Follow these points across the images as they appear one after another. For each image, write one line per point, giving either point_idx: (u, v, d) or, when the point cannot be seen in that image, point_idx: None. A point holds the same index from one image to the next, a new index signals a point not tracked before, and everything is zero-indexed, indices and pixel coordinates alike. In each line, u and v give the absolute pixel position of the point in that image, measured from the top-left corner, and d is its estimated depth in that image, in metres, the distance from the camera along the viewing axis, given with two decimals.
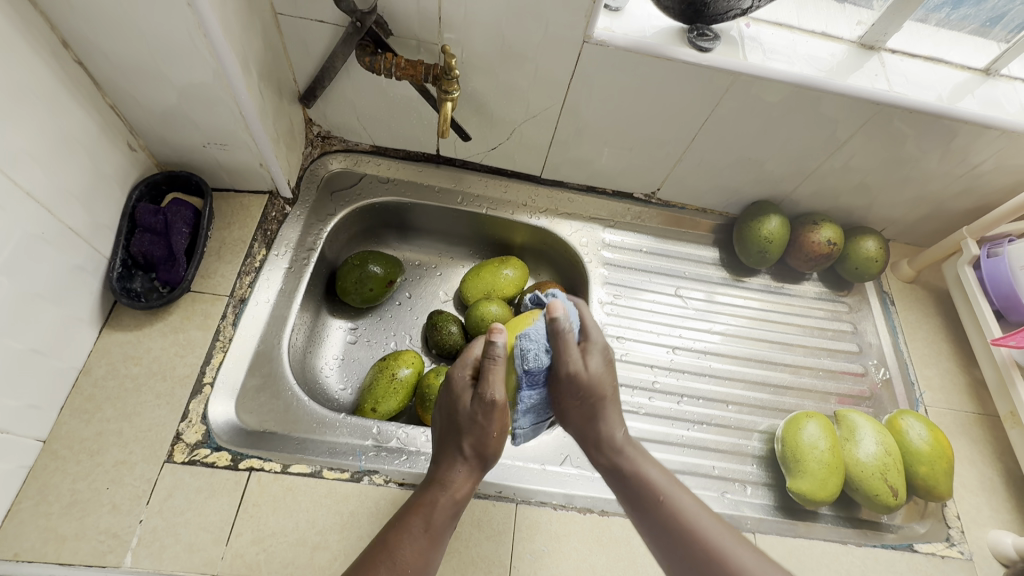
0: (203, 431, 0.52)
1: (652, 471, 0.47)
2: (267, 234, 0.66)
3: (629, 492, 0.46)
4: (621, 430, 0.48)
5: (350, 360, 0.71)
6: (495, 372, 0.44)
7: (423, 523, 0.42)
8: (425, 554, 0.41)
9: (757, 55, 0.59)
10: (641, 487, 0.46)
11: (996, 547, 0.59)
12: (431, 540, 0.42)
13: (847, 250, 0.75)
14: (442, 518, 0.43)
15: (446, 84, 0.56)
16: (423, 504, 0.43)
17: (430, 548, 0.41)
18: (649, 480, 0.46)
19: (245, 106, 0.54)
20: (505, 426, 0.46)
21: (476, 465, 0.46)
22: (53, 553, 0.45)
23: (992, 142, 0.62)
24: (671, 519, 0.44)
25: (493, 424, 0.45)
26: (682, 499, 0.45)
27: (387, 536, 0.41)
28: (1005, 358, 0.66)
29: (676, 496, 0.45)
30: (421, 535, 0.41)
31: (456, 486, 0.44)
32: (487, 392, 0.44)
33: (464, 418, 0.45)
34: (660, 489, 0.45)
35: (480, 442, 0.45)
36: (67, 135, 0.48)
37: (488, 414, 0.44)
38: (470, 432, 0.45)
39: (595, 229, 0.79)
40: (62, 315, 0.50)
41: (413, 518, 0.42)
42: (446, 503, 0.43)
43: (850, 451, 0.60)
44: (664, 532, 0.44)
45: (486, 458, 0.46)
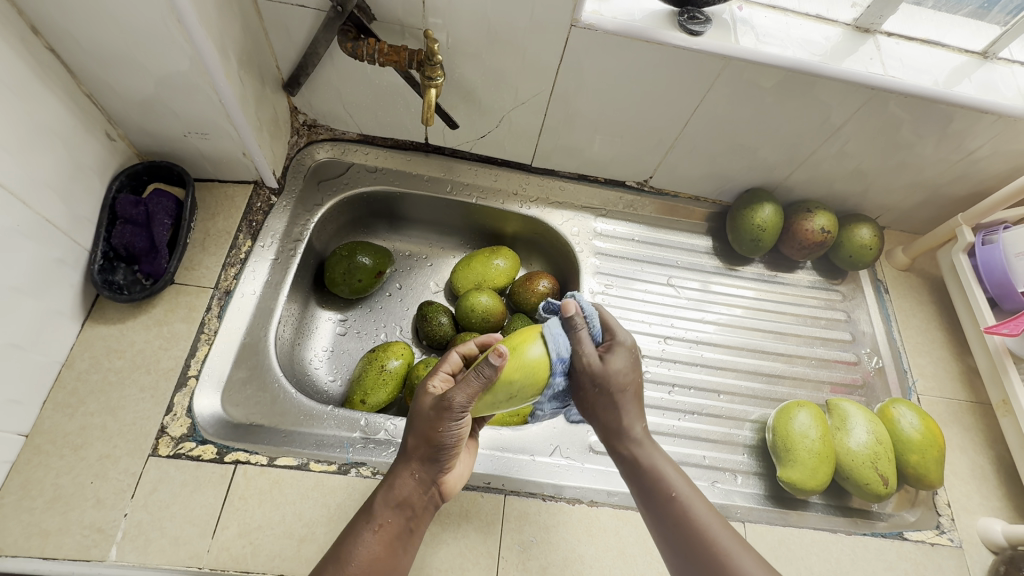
0: (188, 424, 0.52)
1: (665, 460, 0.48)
2: (252, 225, 0.65)
3: (641, 480, 0.48)
4: (640, 426, 0.49)
5: (339, 351, 0.71)
6: (467, 383, 0.41)
7: (368, 520, 0.42)
8: (372, 551, 0.41)
9: (749, 38, 0.57)
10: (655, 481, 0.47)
11: (986, 535, 0.59)
12: (379, 537, 0.42)
13: (840, 238, 0.75)
14: (387, 512, 0.43)
15: (431, 70, 0.54)
16: (371, 503, 0.44)
17: (380, 546, 0.42)
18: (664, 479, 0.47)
19: (224, 93, 0.53)
20: (457, 432, 0.43)
21: (426, 463, 0.44)
22: (37, 547, 0.45)
23: (989, 127, 0.61)
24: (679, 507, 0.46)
25: (447, 428, 0.42)
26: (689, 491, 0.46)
27: (341, 535, 0.43)
28: (997, 346, 0.65)
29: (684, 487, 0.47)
30: (367, 533, 0.42)
31: (402, 483, 0.43)
32: (444, 395, 0.41)
33: (418, 416, 0.43)
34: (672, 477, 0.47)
35: (424, 439, 0.43)
36: (42, 125, 0.47)
37: (439, 416, 0.42)
38: (417, 428, 0.43)
39: (586, 218, 0.78)
40: (41, 308, 0.49)
41: (362, 518, 0.43)
42: (392, 499, 0.43)
43: (841, 440, 0.60)
44: (671, 520, 0.46)
45: (433, 456, 0.43)
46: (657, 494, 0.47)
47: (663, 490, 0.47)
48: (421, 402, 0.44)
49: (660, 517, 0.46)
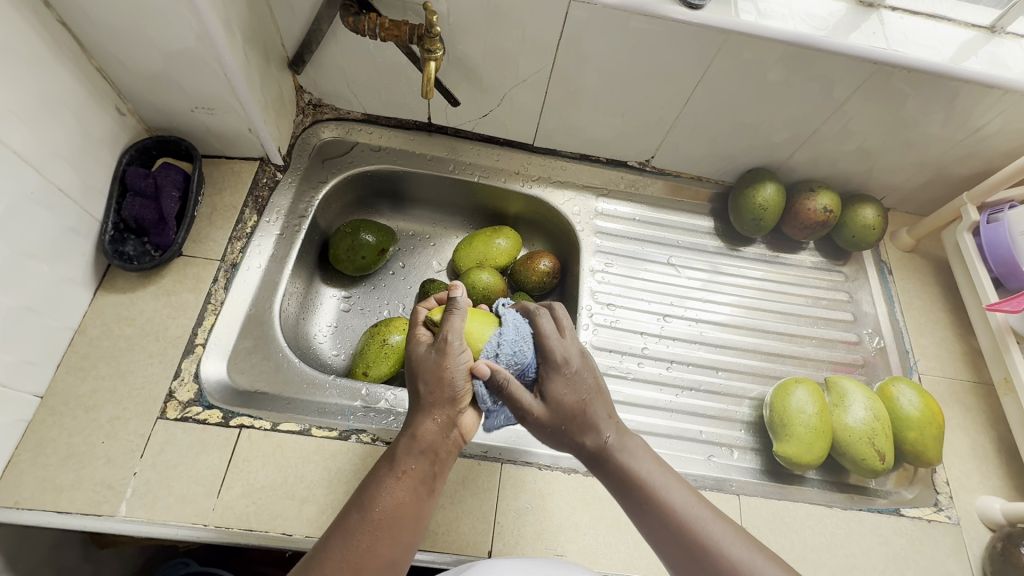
0: (195, 390, 0.53)
1: (640, 461, 0.45)
2: (257, 200, 0.66)
3: (620, 485, 0.45)
4: (611, 431, 0.45)
5: (343, 327, 0.72)
6: (450, 319, 0.45)
7: (390, 468, 0.42)
8: (396, 497, 0.41)
9: (751, 12, 0.57)
10: (635, 485, 0.44)
11: (985, 513, 0.59)
12: (402, 484, 0.41)
13: (844, 218, 0.74)
14: (409, 458, 0.42)
15: (429, 43, 0.55)
16: (393, 450, 0.43)
17: (406, 493, 0.41)
18: (643, 478, 0.44)
19: (230, 67, 0.54)
20: (464, 367, 0.45)
21: (444, 406, 0.44)
22: (52, 501, 0.47)
23: (996, 102, 0.61)
24: (665, 511, 0.43)
25: (453, 365, 0.44)
26: (671, 489, 0.44)
27: (364, 485, 0.42)
28: (1000, 324, 0.65)
29: (665, 487, 0.44)
30: (391, 480, 0.41)
31: (424, 429, 0.43)
32: (444, 335, 0.45)
33: (421, 365, 0.45)
34: (648, 480, 0.44)
35: (433, 384, 0.44)
36: (54, 97, 0.48)
37: (443, 356, 0.44)
38: (426, 377, 0.44)
39: (588, 198, 0.78)
40: (55, 275, 0.51)
41: (385, 467, 0.42)
42: (415, 448, 0.42)
43: (839, 416, 0.60)
44: (659, 525, 0.43)
45: (442, 399, 0.44)
46: (638, 500, 0.44)
47: (646, 491, 0.44)
48: (417, 352, 0.46)
49: (646, 523, 0.44)
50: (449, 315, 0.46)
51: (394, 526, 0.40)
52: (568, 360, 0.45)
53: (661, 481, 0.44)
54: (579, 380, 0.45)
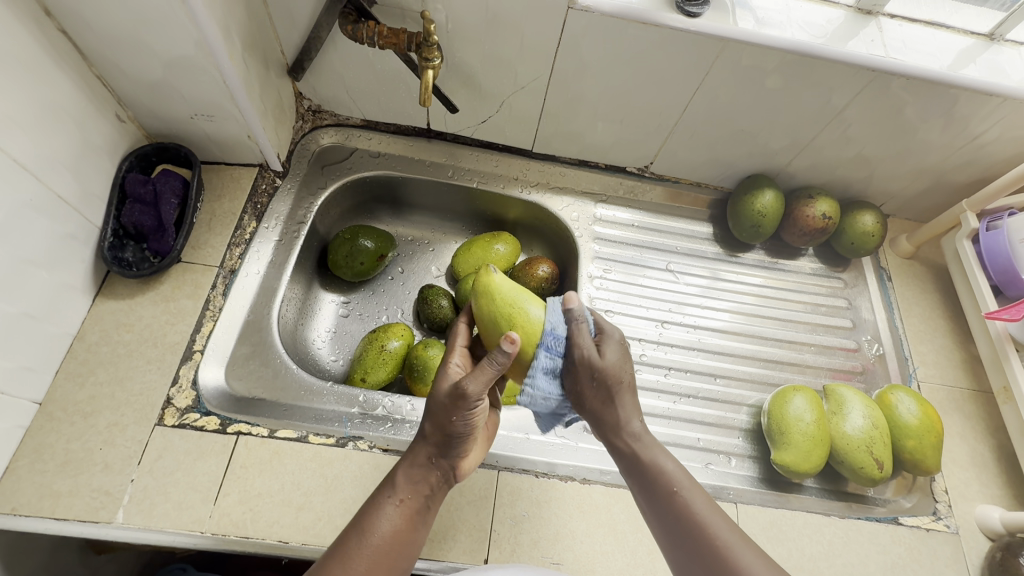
0: (193, 396, 0.54)
1: (667, 461, 0.46)
2: (256, 207, 0.66)
3: (643, 477, 0.47)
4: (638, 418, 0.48)
5: (342, 332, 0.72)
6: (482, 371, 0.42)
7: (391, 496, 0.43)
8: (393, 526, 0.42)
9: (749, 20, 0.57)
10: (656, 477, 0.46)
11: (984, 522, 0.59)
12: (400, 513, 0.42)
13: (843, 224, 0.74)
14: (408, 486, 0.43)
15: (427, 51, 0.56)
16: (393, 478, 0.44)
17: (403, 521, 0.42)
18: (665, 471, 0.46)
19: (228, 75, 0.54)
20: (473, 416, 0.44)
21: (446, 449, 0.44)
22: (49, 508, 0.47)
23: (995, 110, 0.60)
24: (684, 515, 0.44)
25: (468, 413, 0.43)
26: (695, 495, 0.45)
27: (361, 508, 0.43)
28: (1000, 332, 0.64)
29: (689, 491, 0.45)
30: (391, 507, 0.42)
31: (424, 462, 0.44)
32: (466, 382, 0.42)
33: (438, 401, 0.44)
34: (674, 481, 0.45)
35: (442, 424, 0.44)
36: (54, 105, 0.49)
37: (458, 402, 0.43)
38: (434, 414, 0.44)
39: (587, 204, 0.78)
40: (54, 282, 0.51)
41: (384, 493, 0.43)
42: (413, 479, 0.44)
43: (837, 425, 0.60)
44: (671, 519, 0.44)
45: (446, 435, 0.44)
46: (659, 499, 0.45)
47: (665, 485, 0.45)
48: (438, 388, 0.45)
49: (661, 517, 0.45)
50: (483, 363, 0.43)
51: (391, 554, 0.41)
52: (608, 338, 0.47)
53: (686, 487, 0.45)
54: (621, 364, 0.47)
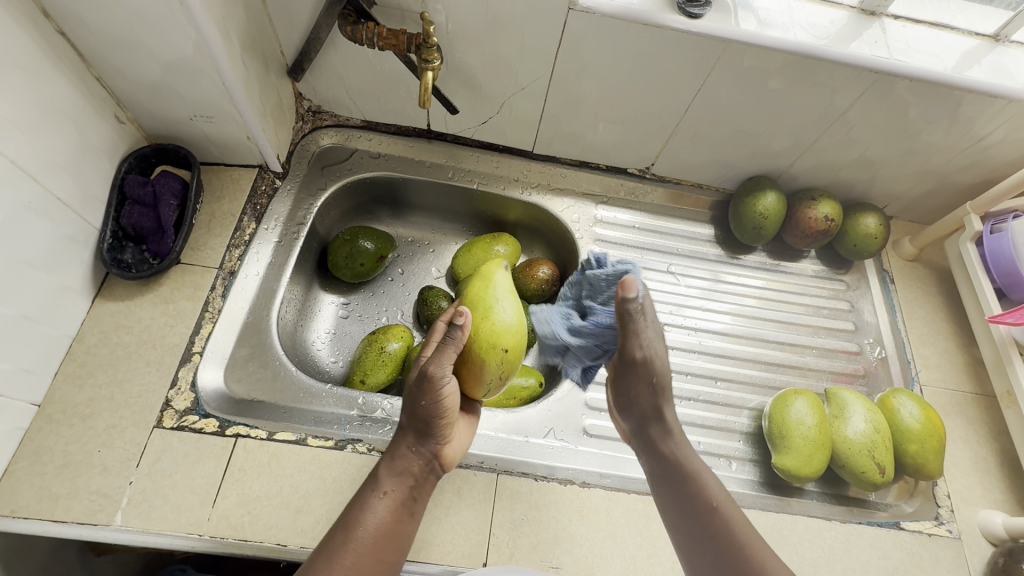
0: (192, 399, 0.53)
1: (708, 476, 0.49)
2: (256, 208, 0.66)
3: (680, 487, 0.49)
4: (678, 430, 0.51)
5: (341, 334, 0.72)
6: (445, 350, 0.45)
7: (373, 489, 0.43)
8: (378, 519, 0.42)
9: (751, 21, 0.57)
10: (694, 486, 0.48)
11: (987, 527, 0.58)
12: (384, 506, 0.43)
13: (846, 226, 0.74)
14: (390, 479, 0.44)
15: (426, 52, 0.55)
16: (375, 474, 0.45)
17: (388, 514, 0.42)
18: (703, 483, 0.48)
19: (227, 76, 0.54)
20: (445, 397, 0.45)
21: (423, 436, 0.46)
22: (48, 510, 0.47)
23: (1000, 111, 0.60)
24: (720, 525, 0.45)
25: (436, 393, 0.45)
26: (732, 510, 0.47)
27: (348, 506, 0.44)
28: (1003, 335, 0.64)
29: (727, 505, 0.47)
30: (375, 501, 0.43)
31: (404, 453, 0.45)
32: (429, 365, 0.45)
33: (411, 390, 0.47)
34: (711, 493, 0.47)
35: (415, 411, 0.46)
36: (53, 106, 0.49)
37: (425, 386, 0.45)
38: (410, 402, 0.46)
39: (587, 206, 0.78)
40: (53, 283, 0.51)
41: (367, 489, 0.44)
42: (394, 471, 0.44)
43: (838, 428, 0.59)
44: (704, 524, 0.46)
45: (423, 425, 0.45)
46: (694, 507, 0.47)
47: (701, 494, 0.48)
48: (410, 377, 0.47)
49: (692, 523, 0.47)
50: (444, 343, 0.45)
51: (379, 545, 0.41)
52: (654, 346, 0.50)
53: (724, 501, 0.47)
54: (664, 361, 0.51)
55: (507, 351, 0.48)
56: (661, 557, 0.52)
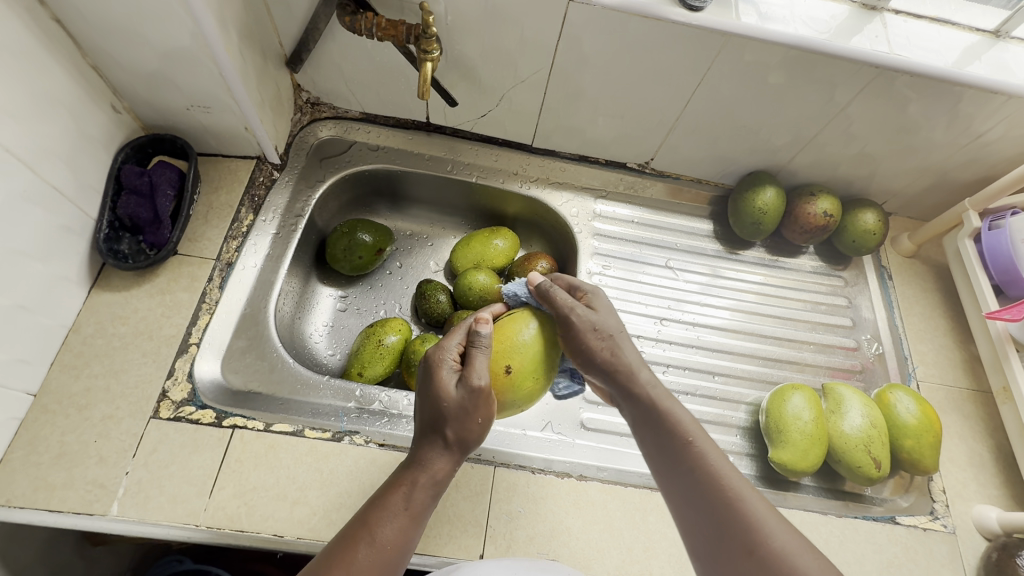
0: (189, 390, 0.53)
1: (679, 411, 0.45)
2: (254, 199, 0.66)
3: (656, 431, 0.45)
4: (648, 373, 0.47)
5: (339, 327, 0.72)
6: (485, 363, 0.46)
7: (404, 501, 0.41)
8: (403, 532, 0.40)
9: (752, 15, 0.56)
10: (668, 427, 0.44)
11: (981, 522, 0.58)
12: (409, 520, 0.40)
13: (844, 223, 0.74)
14: (422, 498, 0.41)
15: (426, 44, 0.55)
16: (404, 483, 0.42)
17: (410, 528, 0.40)
18: (677, 423, 0.44)
19: (224, 65, 0.53)
20: (490, 413, 0.45)
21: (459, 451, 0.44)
22: (44, 500, 0.47)
23: (1000, 107, 0.60)
24: (695, 463, 0.42)
25: (484, 410, 0.44)
26: (707, 447, 0.43)
27: (366, 513, 0.40)
28: (1000, 332, 0.64)
29: (702, 442, 0.43)
30: (400, 512, 0.40)
31: (439, 467, 0.43)
32: (475, 379, 0.44)
33: (448, 405, 0.43)
34: (687, 431, 0.44)
35: (460, 426, 0.43)
36: (48, 95, 0.48)
37: (476, 401, 0.44)
38: (452, 416, 0.43)
39: (586, 200, 0.78)
40: (48, 273, 0.50)
41: (393, 497, 0.41)
42: (426, 484, 0.42)
43: (835, 423, 0.59)
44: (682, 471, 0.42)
45: (468, 441, 0.44)
46: (672, 450, 0.43)
47: (675, 434, 0.44)
48: (443, 387, 0.44)
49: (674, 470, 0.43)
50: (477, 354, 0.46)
51: (400, 559, 0.39)
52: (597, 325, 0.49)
53: (699, 437, 0.43)
54: (609, 327, 0.49)
55: (511, 373, 0.50)
56: (657, 550, 0.52)
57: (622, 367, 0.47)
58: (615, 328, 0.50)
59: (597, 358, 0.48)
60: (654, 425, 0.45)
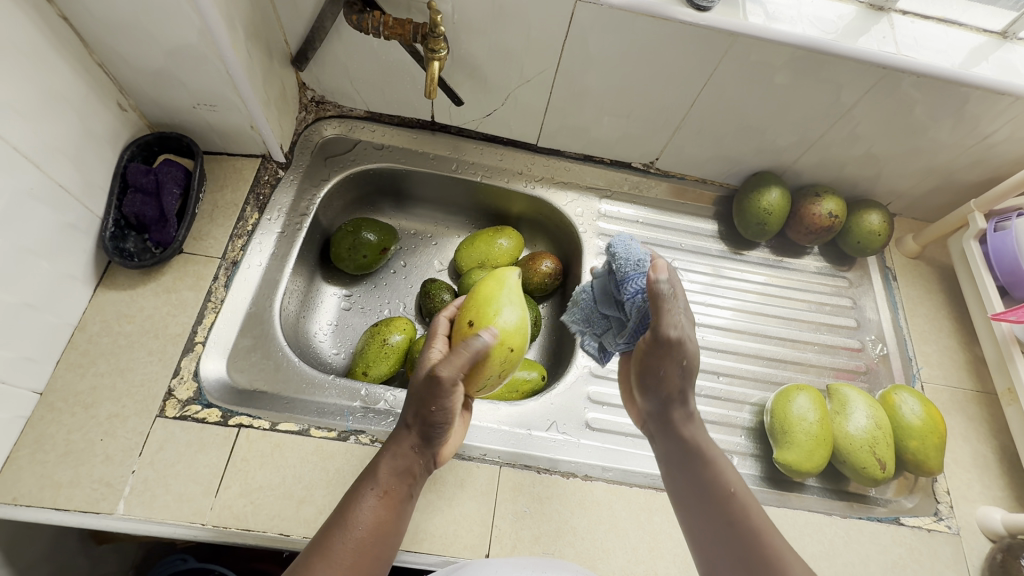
0: (194, 388, 0.53)
1: (727, 466, 0.46)
2: (259, 198, 0.66)
3: (699, 480, 0.45)
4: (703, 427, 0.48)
5: (344, 326, 0.72)
6: (459, 354, 0.41)
7: (373, 484, 0.41)
8: (376, 515, 0.40)
9: (759, 15, 0.56)
10: (713, 477, 0.45)
11: (985, 523, 0.59)
12: (382, 503, 0.40)
13: (849, 223, 0.74)
14: (390, 475, 0.42)
15: (433, 42, 0.55)
16: (375, 468, 0.42)
17: (383, 511, 0.40)
18: (724, 475, 0.45)
19: (231, 64, 0.53)
20: (452, 402, 0.42)
21: (426, 436, 0.43)
22: (50, 498, 0.47)
23: (1007, 109, 0.60)
24: (735, 515, 0.43)
25: (445, 399, 0.41)
26: (749, 500, 0.44)
27: (344, 500, 0.41)
28: (1005, 333, 0.64)
29: (745, 495, 0.44)
30: (370, 496, 0.40)
31: (406, 450, 0.43)
32: (440, 368, 0.41)
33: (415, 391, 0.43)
34: (731, 483, 0.45)
35: (420, 412, 0.42)
36: (55, 92, 0.48)
37: (432, 391, 0.41)
38: (413, 402, 0.43)
39: (591, 199, 0.77)
40: (54, 272, 0.50)
41: (364, 482, 0.41)
42: (395, 467, 0.42)
43: (840, 424, 0.59)
44: (718, 518, 0.43)
45: (430, 425, 0.42)
46: (711, 498, 0.44)
47: (719, 484, 0.45)
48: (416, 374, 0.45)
49: (710, 515, 0.44)
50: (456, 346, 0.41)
51: (375, 543, 0.39)
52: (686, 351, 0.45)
53: (742, 490, 0.44)
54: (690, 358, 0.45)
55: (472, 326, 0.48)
56: (663, 550, 0.53)
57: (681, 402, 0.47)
58: (698, 359, 0.45)
59: (664, 387, 0.47)
60: (697, 473, 0.46)
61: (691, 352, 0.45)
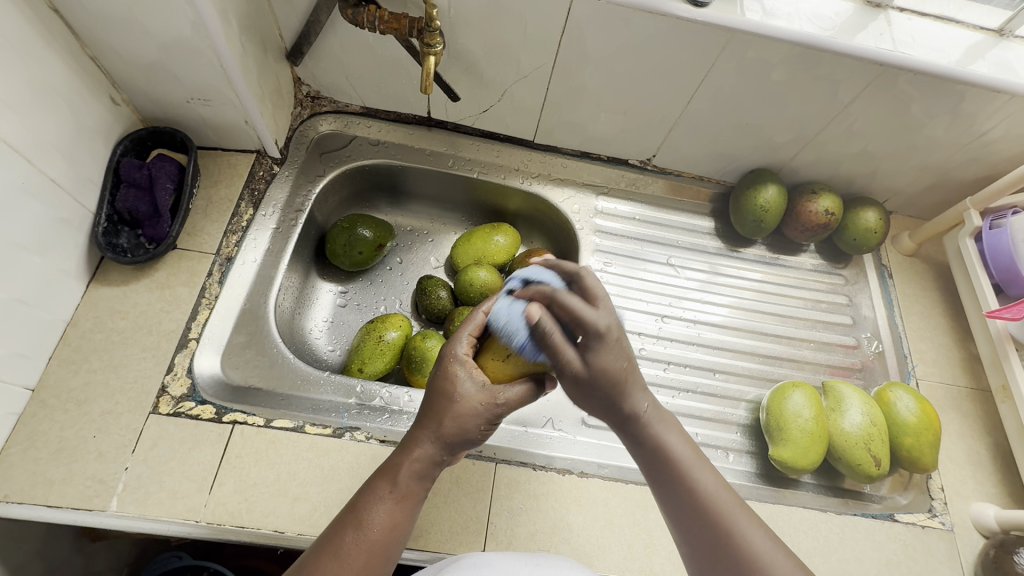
0: (188, 385, 0.53)
1: (677, 443, 0.41)
2: (254, 193, 0.65)
3: (651, 461, 0.41)
4: (646, 400, 0.41)
5: (339, 323, 0.72)
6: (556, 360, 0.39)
7: (390, 487, 0.39)
8: (392, 518, 0.38)
9: (756, 11, 0.56)
10: (666, 461, 0.41)
11: (979, 520, 0.59)
12: (399, 506, 0.39)
13: (846, 221, 0.74)
14: (410, 481, 0.39)
15: (429, 37, 0.55)
16: (393, 469, 0.39)
17: (399, 513, 0.39)
18: (674, 456, 0.41)
19: (225, 58, 0.53)
20: (498, 417, 0.42)
21: (452, 442, 0.40)
22: (42, 495, 0.46)
23: (1002, 107, 0.60)
24: (695, 499, 0.40)
25: (497, 416, 0.41)
26: (705, 476, 0.40)
27: (357, 498, 0.39)
28: (1000, 331, 0.64)
29: (700, 474, 0.40)
30: (386, 498, 0.38)
31: (429, 455, 0.40)
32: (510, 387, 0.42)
33: (451, 395, 0.40)
34: (682, 463, 0.41)
35: (453, 420, 0.40)
36: (46, 86, 0.47)
37: (486, 405, 0.41)
38: (447, 408, 0.40)
39: (588, 196, 0.77)
40: (46, 268, 0.50)
41: (380, 483, 0.39)
42: (415, 471, 0.39)
43: (835, 421, 0.59)
44: (680, 503, 0.40)
45: (459, 435, 0.40)
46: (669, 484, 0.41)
47: (675, 469, 0.40)
48: (454, 379, 0.41)
49: (671, 498, 0.41)
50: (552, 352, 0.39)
51: (388, 545, 0.38)
52: (606, 333, 0.38)
53: (700, 470, 0.41)
54: (617, 348, 0.39)
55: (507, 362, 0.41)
56: (658, 546, 0.53)
57: (618, 394, 0.40)
58: (619, 333, 0.39)
59: (596, 385, 0.40)
60: (651, 461, 0.41)
61: (605, 356, 0.39)
